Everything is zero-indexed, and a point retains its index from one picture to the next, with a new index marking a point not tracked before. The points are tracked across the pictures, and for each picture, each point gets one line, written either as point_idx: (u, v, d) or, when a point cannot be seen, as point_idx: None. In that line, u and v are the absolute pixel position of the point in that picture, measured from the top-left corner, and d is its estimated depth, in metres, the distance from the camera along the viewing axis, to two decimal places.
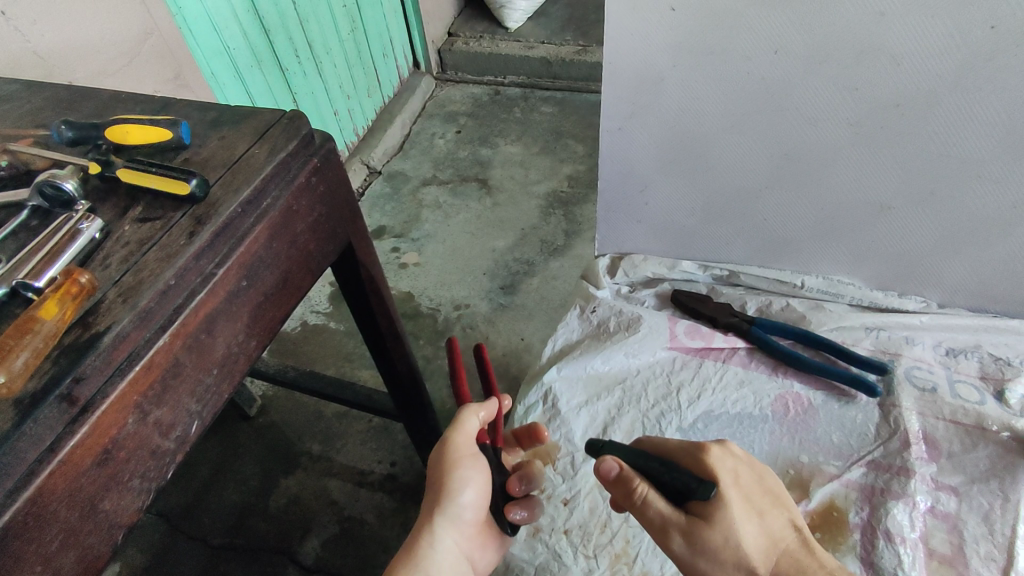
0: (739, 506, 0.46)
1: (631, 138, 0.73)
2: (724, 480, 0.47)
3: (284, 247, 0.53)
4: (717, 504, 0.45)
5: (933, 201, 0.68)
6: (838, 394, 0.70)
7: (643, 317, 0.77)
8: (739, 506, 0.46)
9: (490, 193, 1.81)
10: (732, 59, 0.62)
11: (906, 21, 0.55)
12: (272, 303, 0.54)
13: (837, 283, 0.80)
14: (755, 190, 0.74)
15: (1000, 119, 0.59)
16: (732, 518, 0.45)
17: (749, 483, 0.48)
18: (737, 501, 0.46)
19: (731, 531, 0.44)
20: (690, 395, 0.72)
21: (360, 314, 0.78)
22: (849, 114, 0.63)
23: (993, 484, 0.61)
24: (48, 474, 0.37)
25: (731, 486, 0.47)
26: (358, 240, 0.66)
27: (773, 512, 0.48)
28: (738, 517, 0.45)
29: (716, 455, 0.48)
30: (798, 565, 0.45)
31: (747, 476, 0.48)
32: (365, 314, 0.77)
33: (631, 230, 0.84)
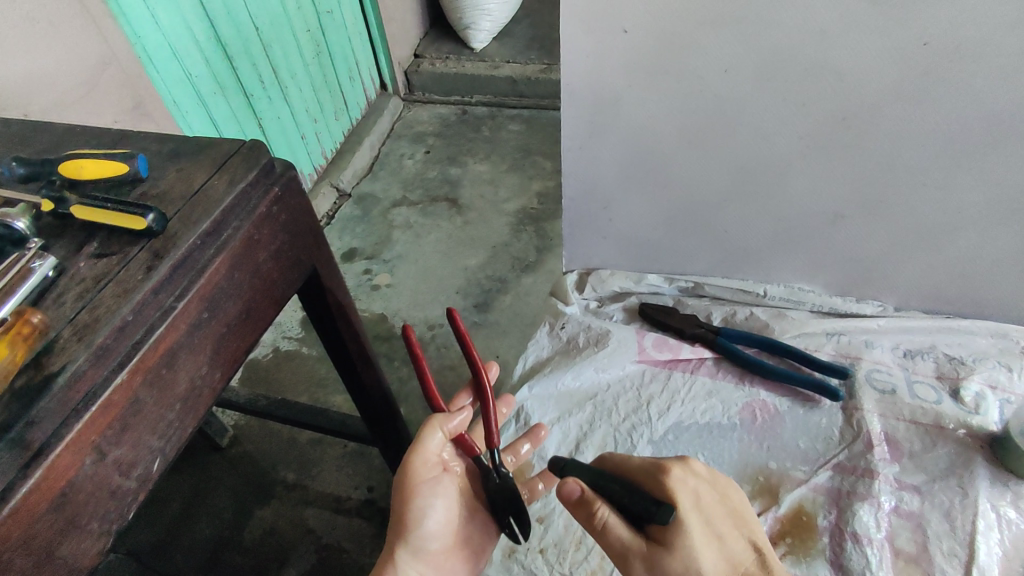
0: (700, 532, 0.46)
1: (592, 157, 0.75)
2: (683, 504, 0.47)
3: (246, 276, 0.53)
4: (677, 528, 0.46)
5: (882, 210, 0.71)
6: (802, 400, 0.72)
7: (610, 332, 0.78)
8: (700, 533, 0.46)
9: (461, 212, 1.82)
10: (685, 78, 0.64)
11: (847, 41, 0.57)
12: (235, 334, 0.53)
13: (798, 290, 0.82)
14: (715, 204, 0.76)
15: (938, 130, 0.62)
16: (693, 546, 0.45)
17: (711, 503, 0.48)
18: (696, 524, 0.46)
19: (690, 559, 0.45)
20: (660, 407, 0.73)
21: (329, 341, 0.77)
22: (798, 128, 0.65)
23: (952, 480, 0.63)
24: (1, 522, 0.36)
25: (693, 510, 0.47)
26: (323, 266, 0.66)
27: (733, 533, 0.48)
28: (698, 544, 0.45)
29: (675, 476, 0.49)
30: None
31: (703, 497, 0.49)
32: (334, 340, 0.77)
33: (597, 246, 0.86)
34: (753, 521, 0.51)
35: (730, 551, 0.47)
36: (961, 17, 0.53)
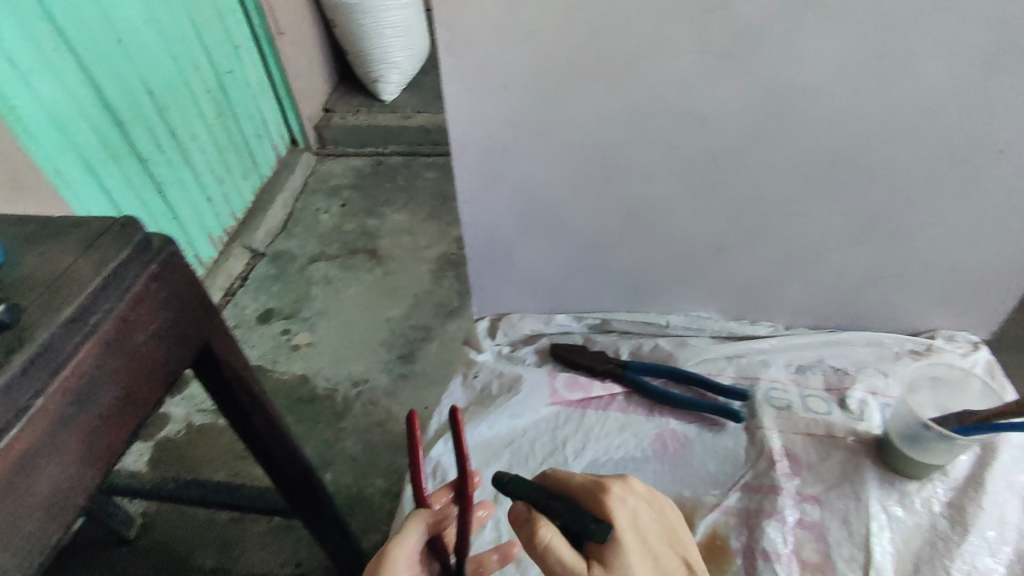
0: (636, 554, 0.46)
1: (489, 207, 0.77)
2: (624, 526, 0.46)
3: (122, 359, 0.50)
4: (615, 550, 0.45)
5: (760, 238, 0.76)
6: (708, 425, 0.74)
7: (523, 376, 0.79)
8: (637, 555, 0.46)
9: (380, 263, 1.80)
10: (565, 129, 0.68)
11: (705, 89, 0.63)
12: (112, 422, 0.50)
13: (697, 317, 0.86)
14: (610, 243, 0.79)
15: (794, 163, 0.68)
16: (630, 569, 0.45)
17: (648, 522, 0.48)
18: (635, 547, 0.46)
19: None
20: (575, 447, 0.74)
21: (232, 415, 0.73)
22: (674, 170, 0.70)
23: (847, 488, 0.67)
24: None
25: (632, 531, 0.47)
26: (218, 339, 0.63)
27: (668, 552, 0.49)
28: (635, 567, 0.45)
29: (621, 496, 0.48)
30: None
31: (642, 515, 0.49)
32: (238, 413, 0.73)
33: (506, 291, 0.87)
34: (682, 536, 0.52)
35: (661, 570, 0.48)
36: (796, 64, 0.60)
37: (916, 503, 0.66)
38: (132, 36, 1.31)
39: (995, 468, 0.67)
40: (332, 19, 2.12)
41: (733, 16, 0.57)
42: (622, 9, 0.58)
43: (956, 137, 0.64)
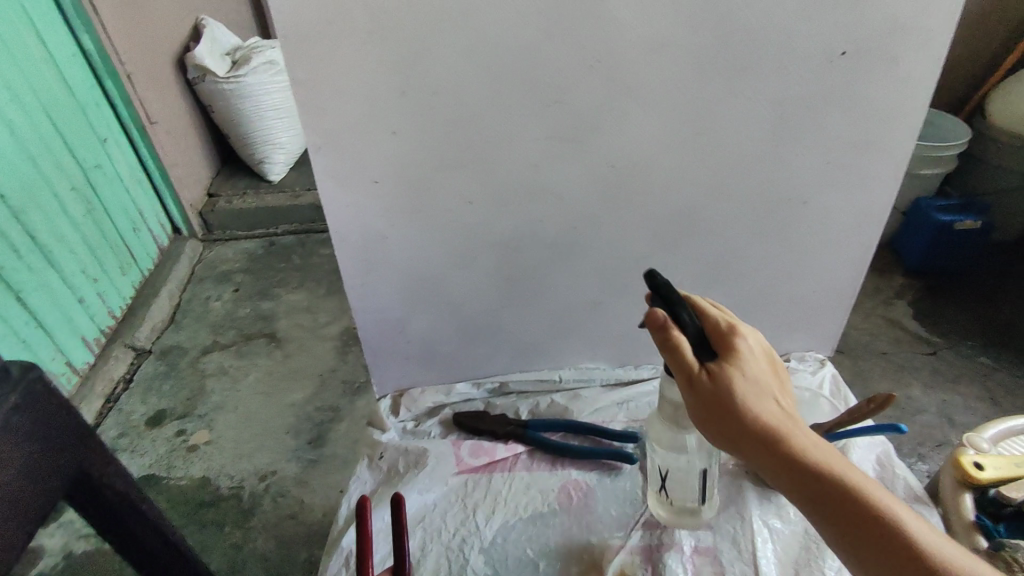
0: (749, 385, 0.49)
1: (376, 289, 0.80)
2: (743, 358, 0.50)
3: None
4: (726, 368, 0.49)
5: (628, 292, 0.84)
6: (606, 470, 0.79)
7: (428, 450, 0.81)
8: (748, 384, 0.49)
9: (280, 345, 1.75)
10: (439, 212, 0.74)
11: (556, 169, 0.72)
12: None
13: (586, 369, 0.92)
14: (497, 310, 0.84)
15: (642, 224, 0.78)
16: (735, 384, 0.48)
17: (768, 374, 0.51)
18: (745, 377, 0.49)
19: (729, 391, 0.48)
20: (486, 512, 0.75)
21: (126, 546, 0.67)
22: (542, 239, 0.78)
23: (732, 509, 0.74)
24: None
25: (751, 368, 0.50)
26: (103, 468, 0.59)
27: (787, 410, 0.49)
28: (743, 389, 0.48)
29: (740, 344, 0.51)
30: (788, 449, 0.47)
31: (776, 382, 0.51)
32: (131, 542, 0.67)
33: (403, 367, 0.89)
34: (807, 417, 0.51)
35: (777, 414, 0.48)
36: (627, 141, 0.70)
37: (790, 512, 0.73)
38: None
39: None
40: (209, 106, 2.11)
41: (569, 106, 0.67)
42: (475, 105, 0.66)
43: (765, 192, 0.76)
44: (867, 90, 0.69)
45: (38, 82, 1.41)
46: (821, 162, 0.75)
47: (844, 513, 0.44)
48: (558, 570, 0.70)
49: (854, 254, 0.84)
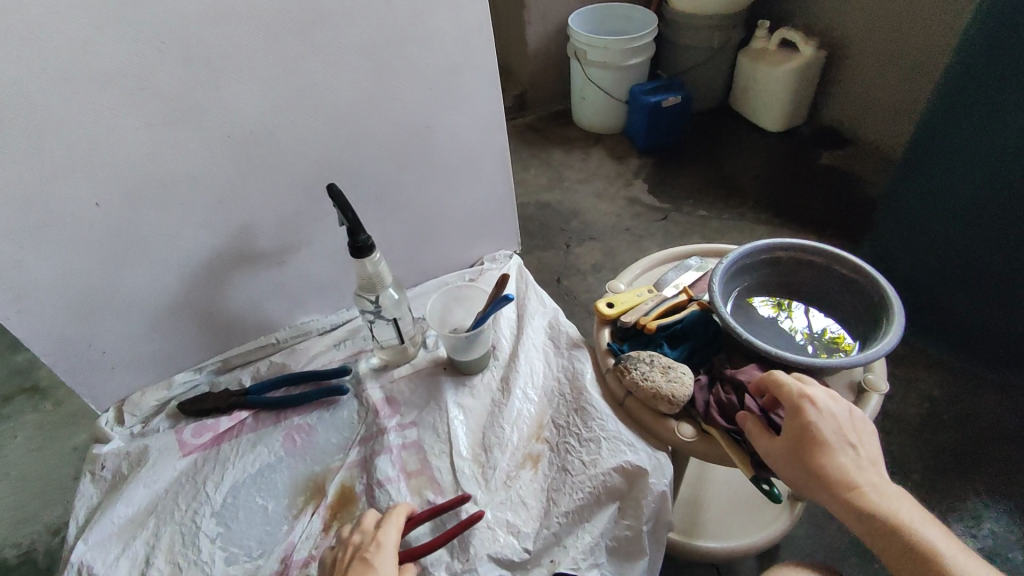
0: (814, 412, 0.58)
1: (37, 315, 0.78)
2: (819, 396, 0.58)
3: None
4: (796, 398, 0.59)
5: (308, 245, 0.91)
6: (325, 406, 0.88)
7: (148, 445, 0.84)
8: (815, 415, 0.58)
9: (46, 395, 1.46)
10: (68, 223, 0.73)
11: (172, 153, 0.73)
12: None
13: (301, 324, 0.98)
14: (182, 298, 0.86)
15: (290, 183, 0.83)
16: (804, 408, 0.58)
17: (846, 422, 0.58)
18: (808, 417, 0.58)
19: (793, 400, 0.59)
20: (215, 480, 0.81)
21: None
22: (194, 221, 0.80)
23: (432, 403, 0.86)
24: None
25: (821, 402, 0.58)
26: None
27: (857, 443, 0.57)
28: (811, 416, 0.58)
29: (817, 405, 0.58)
30: (818, 447, 0.57)
31: (855, 428, 0.58)
32: None
33: (112, 378, 0.89)
34: (868, 446, 0.58)
35: (829, 429, 0.57)
36: (232, 113, 0.73)
37: (479, 389, 0.88)
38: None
39: (524, 340, 0.92)
40: None
41: (155, 91, 0.68)
42: (49, 112, 0.65)
43: (390, 127, 0.84)
44: (435, 22, 0.78)
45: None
46: (428, 90, 0.84)
47: (874, 524, 0.53)
48: (286, 504, 0.78)
49: (495, 160, 0.97)
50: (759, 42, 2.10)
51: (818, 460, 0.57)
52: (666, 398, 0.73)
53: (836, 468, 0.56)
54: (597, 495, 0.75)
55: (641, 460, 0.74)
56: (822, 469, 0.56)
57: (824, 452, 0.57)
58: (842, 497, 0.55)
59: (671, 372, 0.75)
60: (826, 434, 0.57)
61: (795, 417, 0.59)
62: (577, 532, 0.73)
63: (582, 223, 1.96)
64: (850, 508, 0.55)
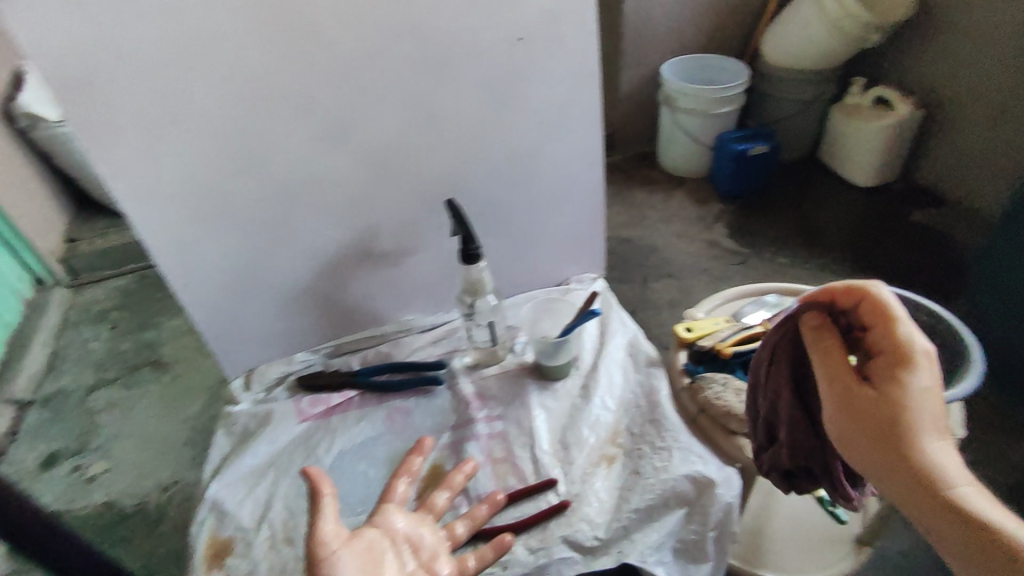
0: (919, 368, 0.58)
1: (198, 288, 0.93)
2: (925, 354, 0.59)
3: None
4: (909, 349, 0.59)
5: (419, 250, 1.03)
6: (422, 393, 0.98)
7: (272, 409, 0.97)
8: (920, 370, 0.58)
9: (166, 369, 1.84)
10: (237, 215, 0.88)
11: (323, 164, 0.87)
12: None
13: (406, 320, 1.11)
14: (311, 286, 1.00)
15: (412, 195, 0.96)
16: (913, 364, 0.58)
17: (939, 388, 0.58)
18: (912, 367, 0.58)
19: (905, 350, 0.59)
20: (325, 445, 0.92)
21: None
22: (332, 221, 0.94)
23: (517, 401, 0.95)
24: None
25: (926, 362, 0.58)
26: None
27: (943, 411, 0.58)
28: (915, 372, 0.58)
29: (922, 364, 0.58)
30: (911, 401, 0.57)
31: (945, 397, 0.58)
32: None
33: (246, 350, 1.04)
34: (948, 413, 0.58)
35: (926, 388, 0.57)
36: (375, 133, 0.87)
37: (560, 393, 0.96)
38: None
39: (606, 353, 1.00)
40: (48, 151, 2.14)
41: (317, 110, 0.82)
42: (240, 122, 0.80)
43: (503, 153, 0.96)
44: (550, 65, 0.90)
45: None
46: (538, 122, 0.95)
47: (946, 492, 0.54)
48: (385, 473, 0.89)
49: (589, 189, 1.07)
50: (853, 97, 2.12)
51: (907, 412, 0.56)
52: None
53: (931, 425, 0.56)
54: (665, 499, 0.80)
55: (710, 471, 0.81)
56: (907, 425, 0.56)
57: (914, 407, 0.57)
58: (919, 451, 0.55)
59: None
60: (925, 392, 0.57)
61: (903, 360, 0.59)
62: (644, 530, 0.79)
63: (661, 260, 2.02)
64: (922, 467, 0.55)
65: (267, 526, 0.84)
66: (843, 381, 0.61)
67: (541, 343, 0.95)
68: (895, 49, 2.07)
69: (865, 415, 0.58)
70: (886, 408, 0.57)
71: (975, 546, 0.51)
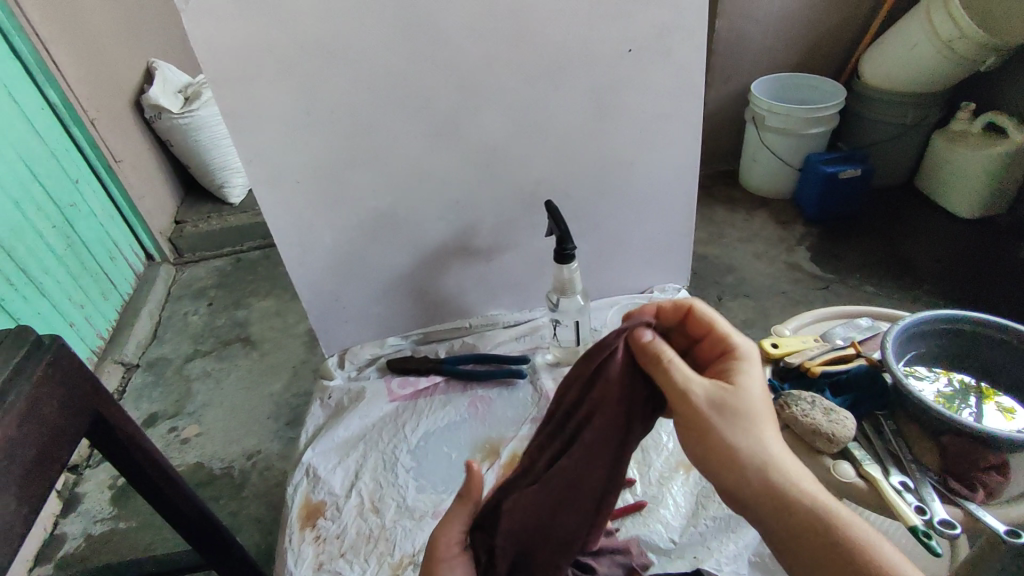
0: (745, 371, 0.59)
1: (310, 268, 1.01)
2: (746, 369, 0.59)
3: (46, 435, 0.69)
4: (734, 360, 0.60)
5: (512, 248, 1.07)
6: (505, 386, 1.03)
7: (364, 387, 1.04)
8: (743, 374, 0.58)
9: (255, 346, 1.98)
10: (352, 203, 0.95)
11: (434, 160, 0.93)
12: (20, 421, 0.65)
13: (491, 315, 1.15)
14: (409, 275, 1.06)
15: (511, 195, 1.00)
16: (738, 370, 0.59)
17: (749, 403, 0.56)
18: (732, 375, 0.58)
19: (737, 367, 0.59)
20: (412, 425, 0.98)
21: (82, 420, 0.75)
22: (435, 215, 0.99)
23: None
24: None
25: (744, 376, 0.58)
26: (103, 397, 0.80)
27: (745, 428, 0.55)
28: (742, 376, 0.58)
29: (741, 369, 0.59)
30: (733, 394, 0.56)
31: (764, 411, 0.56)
32: (81, 415, 0.75)
33: (344, 330, 1.11)
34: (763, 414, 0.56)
35: (745, 387, 0.57)
36: (485, 134, 0.92)
37: None
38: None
39: None
40: (168, 139, 2.35)
41: (435, 110, 0.88)
42: (366, 117, 0.86)
43: (602, 159, 0.99)
44: (657, 76, 0.92)
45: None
46: (639, 131, 0.98)
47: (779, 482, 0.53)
48: (467, 457, 0.94)
49: (681, 200, 1.08)
50: (960, 124, 2.01)
51: (736, 403, 0.56)
52: (826, 436, 0.79)
53: (772, 422, 0.56)
54: None
55: None
56: (742, 416, 0.55)
57: (737, 401, 0.56)
58: (748, 442, 0.54)
59: (832, 414, 0.81)
60: (744, 400, 0.56)
61: (746, 366, 0.59)
62: (722, 539, 0.80)
63: (739, 279, 1.99)
64: (753, 458, 0.53)
65: (357, 494, 0.89)
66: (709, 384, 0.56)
67: None
68: (1010, 75, 1.96)
69: (727, 414, 0.55)
70: (749, 406, 0.56)
71: (830, 536, 0.50)
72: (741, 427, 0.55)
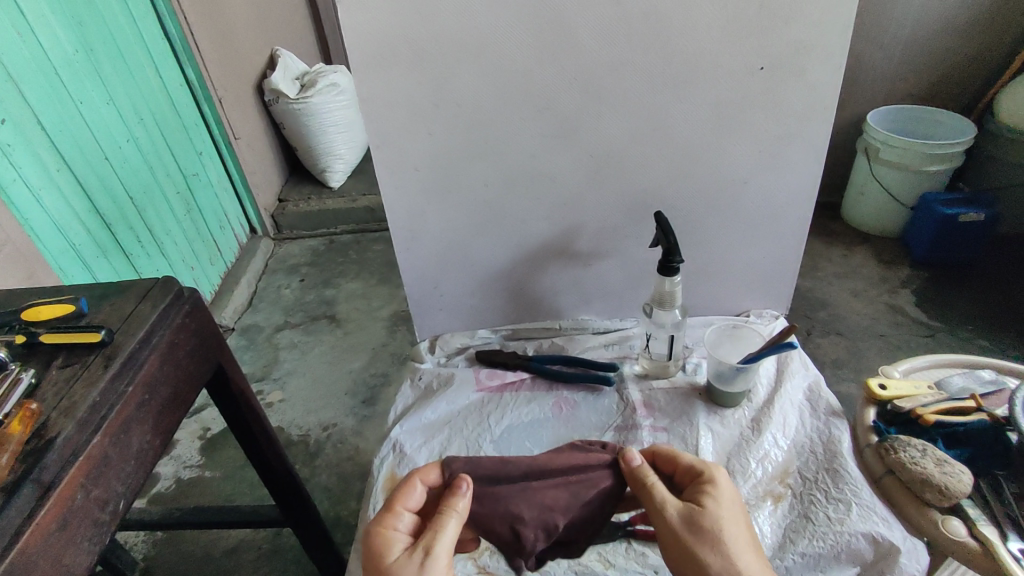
0: (720, 494, 0.64)
1: (416, 254, 1.05)
2: (721, 493, 0.64)
3: (179, 375, 0.74)
4: (705, 483, 0.65)
5: (611, 255, 1.08)
6: (591, 390, 1.03)
7: (454, 373, 1.07)
8: (719, 495, 0.63)
9: (340, 325, 2.07)
10: (464, 195, 0.98)
11: (548, 161, 0.95)
12: (160, 358, 0.70)
13: (581, 319, 1.16)
14: (507, 271, 1.09)
15: (618, 202, 1.00)
16: (712, 492, 0.63)
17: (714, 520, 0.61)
18: (713, 494, 0.63)
19: (708, 487, 0.64)
20: (497, 417, 1.00)
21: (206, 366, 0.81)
22: (541, 215, 1.01)
23: (684, 417, 0.96)
24: (42, 514, 0.53)
25: (717, 496, 0.63)
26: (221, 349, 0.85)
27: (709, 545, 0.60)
28: (714, 497, 0.63)
29: (712, 490, 0.64)
30: (704, 515, 0.61)
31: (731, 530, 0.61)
32: (206, 361, 0.80)
33: (438, 317, 1.15)
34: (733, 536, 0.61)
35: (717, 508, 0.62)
36: (602, 140, 0.93)
37: (730, 420, 0.95)
38: (98, 118, 1.57)
39: (784, 392, 0.97)
40: (281, 122, 2.51)
41: (556, 113, 0.90)
42: (490, 112, 0.89)
43: (715, 174, 0.98)
44: (785, 95, 0.90)
45: (135, 93, 1.73)
46: (758, 151, 0.96)
47: None
48: None
49: (792, 225, 1.05)
50: None
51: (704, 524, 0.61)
52: (938, 488, 0.73)
53: (737, 543, 0.60)
54: (837, 551, 0.77)
55: (895, 537, 0.76)
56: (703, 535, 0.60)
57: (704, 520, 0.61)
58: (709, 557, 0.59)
59: (946, 466, 0.75)
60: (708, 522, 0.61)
61: (718, 493, 0.64)
62: None
63: (831, 316, 1.90)
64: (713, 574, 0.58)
65: None
66: (678, 508, 0.63)
67: (721, 367, 0.95)
68: None
69: (696, 532, 0.61)
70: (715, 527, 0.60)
71: None
72: (709, 545, 0.60)
